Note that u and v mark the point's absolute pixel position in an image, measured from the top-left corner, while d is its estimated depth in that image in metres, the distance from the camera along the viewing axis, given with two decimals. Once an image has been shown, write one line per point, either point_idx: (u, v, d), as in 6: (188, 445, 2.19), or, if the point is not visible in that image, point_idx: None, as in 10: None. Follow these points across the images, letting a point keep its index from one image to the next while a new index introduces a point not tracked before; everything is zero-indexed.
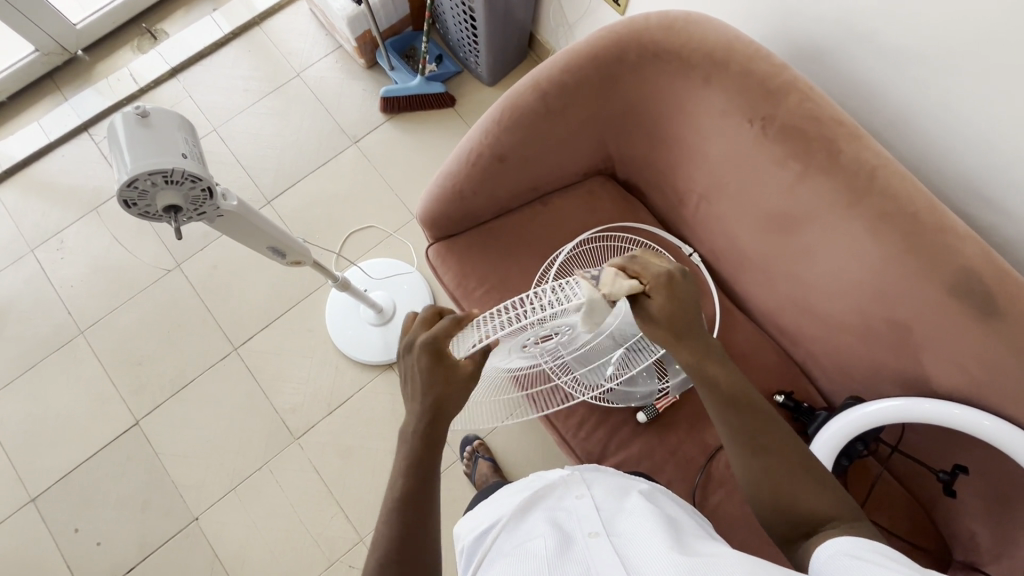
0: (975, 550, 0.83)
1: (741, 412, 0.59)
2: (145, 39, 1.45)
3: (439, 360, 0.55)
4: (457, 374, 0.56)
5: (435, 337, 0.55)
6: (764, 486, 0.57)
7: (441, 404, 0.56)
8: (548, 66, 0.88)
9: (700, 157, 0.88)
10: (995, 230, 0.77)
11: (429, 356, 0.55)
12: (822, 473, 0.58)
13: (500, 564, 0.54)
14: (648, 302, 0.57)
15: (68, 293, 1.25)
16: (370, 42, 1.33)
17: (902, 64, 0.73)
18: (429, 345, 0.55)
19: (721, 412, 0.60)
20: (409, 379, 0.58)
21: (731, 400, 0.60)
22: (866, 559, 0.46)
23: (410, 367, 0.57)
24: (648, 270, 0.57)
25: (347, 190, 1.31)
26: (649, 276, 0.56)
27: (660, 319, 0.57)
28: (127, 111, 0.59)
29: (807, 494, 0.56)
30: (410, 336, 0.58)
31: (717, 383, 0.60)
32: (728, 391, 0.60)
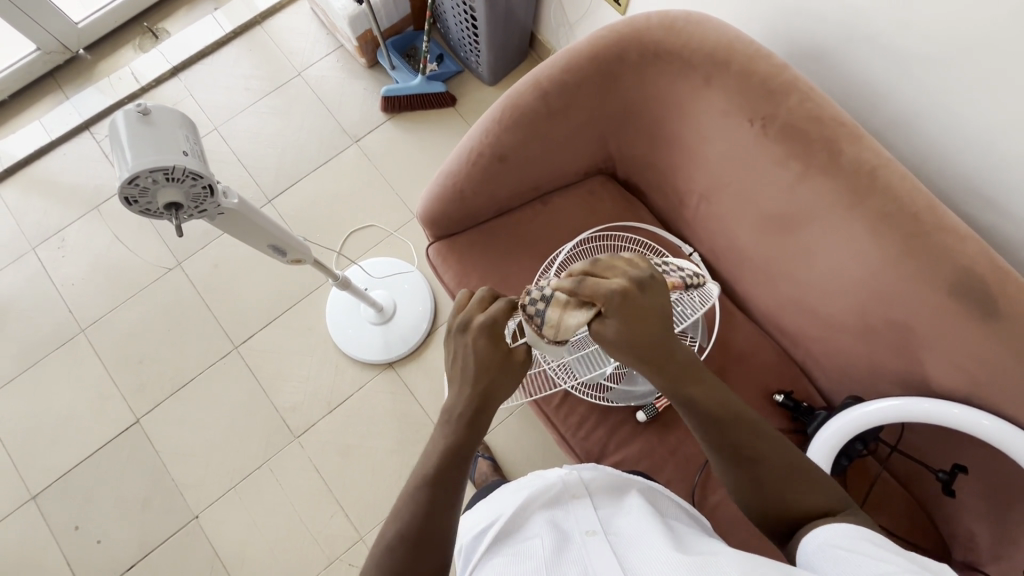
0: (974, 550, 0.83)
1: (722, 426, 0.58)
2: (146, 38, 1.45)
3: (496, 342, 0.59)
4: (511, 359, 0.60)
5: (495, 319, 0.59)
6: (756, 496, 0.57)
7: (476, 392, 0.59)
8: (549, 65, 0.88)
9: (701, 157, 0.89)
10: (995, 230, 0.77)
11: (488, 337, 0.59)
12: (818, 476, 0.57)
13: (498, 561, 0.55)
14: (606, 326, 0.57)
15: (69, 291, 1.25)
16: (371, 41, 1.34)
17: (903, 64, 0.73)
18: (488, 327, 0.59)
19: (701, 428, 0.59)
20: (458, 360, 0.60)
21: (712, 416, 0.59)
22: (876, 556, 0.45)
23: (462, 347, 0.59)
24: (597, 296, 0.55)
25: (348, 189, 1.32)
26: (601, 300, 0.55)
27: (620, 342, 0.57)
28: (129, 109, 0.60)
29: (799, 503, 0.55)
30: (464, 315, 0.60)
31: (694, 403, 0.59)
32: (707, 406, 0.59)
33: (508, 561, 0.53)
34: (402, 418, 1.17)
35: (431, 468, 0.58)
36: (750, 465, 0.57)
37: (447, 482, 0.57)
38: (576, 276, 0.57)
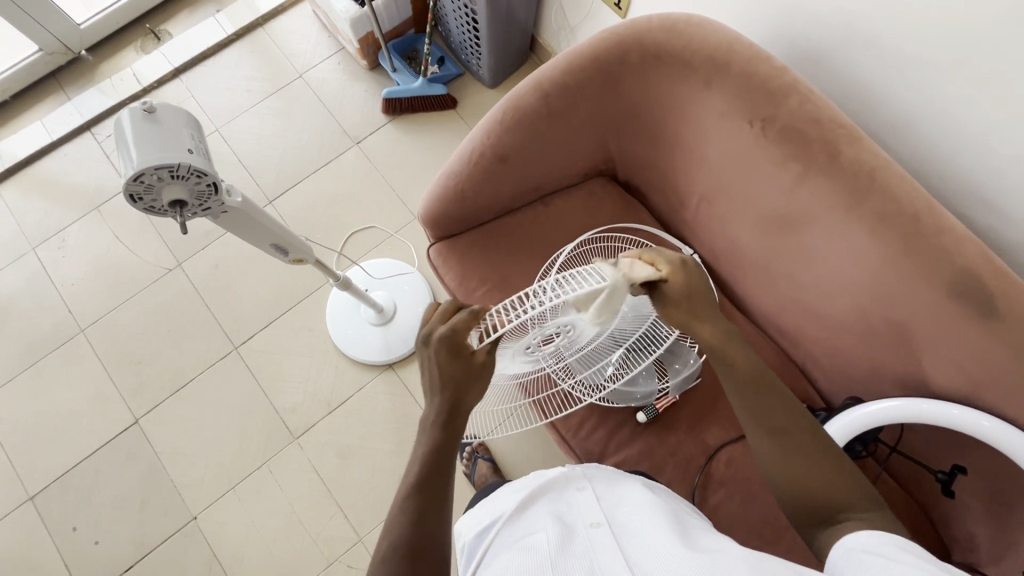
0: (974, 551, 0.83)
1: (759, 394, 0.62)
2: (148, 39, 1.46)
3: (456, 353, 0.57)
4: (474, 367, 0.58)
5: (453, 329, 0.56)
6: (780, 469, 0.59)
7: (445, 401, 0.59)
8: (550, 67, 0.89)
9: (701, 158, 0.89)
10: (994, 232, 0.78)
11: (448, 350, 0.57)
12: (842, 464, 0.59)
13: (502, 556, 0.55)
14: (657, 289, 0.62)
15: (69, 291, 1.25)
16: (373, 43, 1.34)
17: (902, 67, 0.74)
18: (447, 338, 0.56)
19: (738, 391, 0.63)
20: (426, 369, 0.59)
21: (750, 384, 0.63)
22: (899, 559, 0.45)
23: (428, 359, 0.58)
24: (659, 258, 0.62)
25: (349, 190, 1.32)
26: (662, 263, 0.62)
27: (670, 302, 0.62)
28: (134, 107, 0.60)
29: (821, 482, 0.57)
30: (428, 328, 0.60)
31: (735, 367, 0.63)
32: (747, 372, 0.63)
33: (513, 554, 0.54)
34: (402, 419, 1.17)
35: (434, 466, 0.58)
36: (779, 435, 0.60)
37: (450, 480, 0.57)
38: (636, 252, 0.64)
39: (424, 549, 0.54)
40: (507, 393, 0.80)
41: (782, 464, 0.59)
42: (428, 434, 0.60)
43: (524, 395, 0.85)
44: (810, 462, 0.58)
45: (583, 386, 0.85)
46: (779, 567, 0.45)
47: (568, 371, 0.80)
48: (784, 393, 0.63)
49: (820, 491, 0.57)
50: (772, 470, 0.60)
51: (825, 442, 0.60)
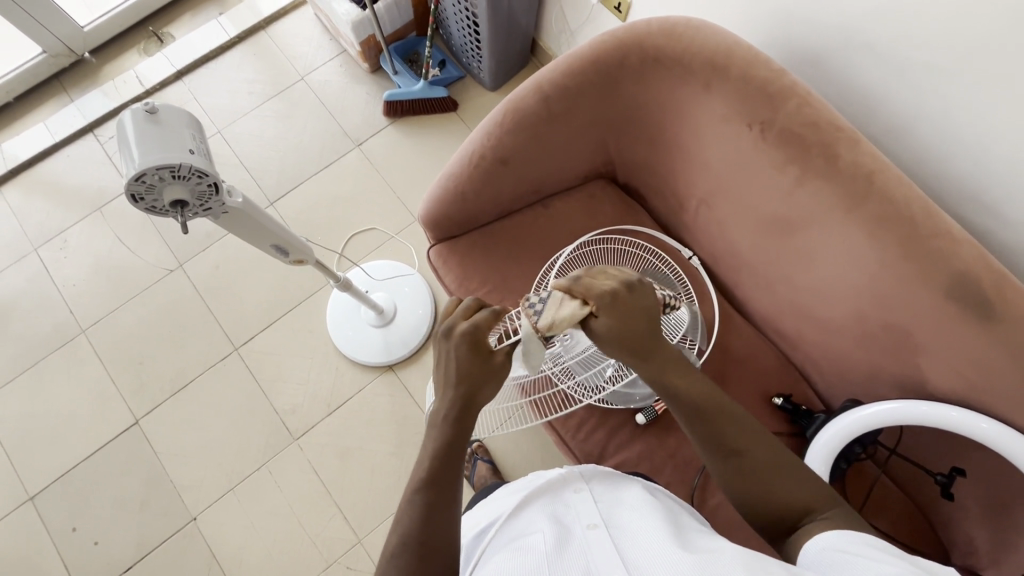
0: (973, 554, 0.83)
1: (709, 421, 0.60)
2: (152, 42, 1.47)
3: (477, 349, 0.60)
4: (492, 364, 0.61)
5: (478, 327, 0.60)
6: (740, 488, 0.58)
7: (458, 396, 0.60)
8: (549, 70, 0.89)
9: (701, 161, 0.89)
10: (992, 234, 0.78)
11: (469, 345, 0.60)
12: (803, 469, 0.58)
13: (499, 556, 0.55)
14: (595, 324, 0.61)
15: (70, 292, 1.26)
16: (374, 46, 1.35)
17: (901, 70, 0.74)
18: (470, 333, 0.60)
19: (686, 420, 0.61)
20: (443, 363, 0.61)
21: (698, 408, 0.61)
22: (865, 555, 0.46)
23: (447, 352, 0.61)
24: (590, 293, 0.61)
25: (350, 192, 1.32)
26: (591, 298, 0.61)
27: (609, 338, 0.61)
28: (137, 108, 0.60)
29: (784, 489, 0.57)
30: (448, 322, 0.62)
31: (680, 394, 0.62)
32: (694, 398, 0.61)
33: (510, 555, 0.53)
34: (401, 420, 1.17)
35: (433, 465, 0.58)
36: (734, 458, 0.59)
37: (449, 480, 0.58)
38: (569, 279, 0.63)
39: (423, 549, 0.54)
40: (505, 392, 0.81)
41: (740, 484, 0.58)
42: (429, 433, 0.60)
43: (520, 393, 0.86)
44: (766, 476, 0.57)
45: (583, 387, 0.84)
46: (774, 565, 0.45)
47: (567, 372, 0.84)
48: (735, 411, 0.61)
49: (781, 505, 0.56)
50: (732, 489, 0.59)
51: (781, 454, 0.59)
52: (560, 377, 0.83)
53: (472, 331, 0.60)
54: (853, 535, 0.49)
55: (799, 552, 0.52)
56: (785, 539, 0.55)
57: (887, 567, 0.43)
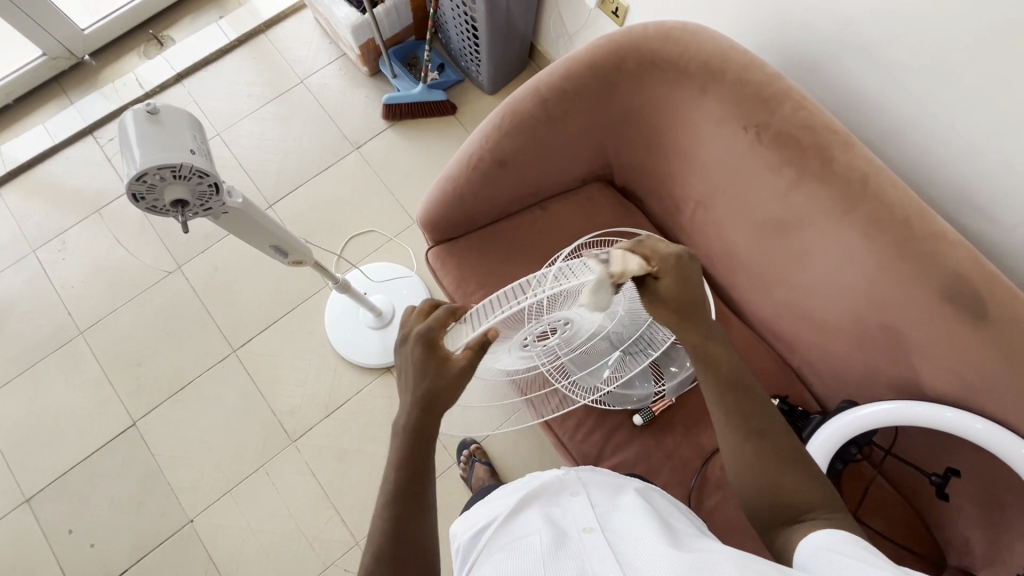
0: (969, 554, 0.83)
1: (739, 396, 0.62)
2: (151, 45, 1.47)
3: (432, 349, 0.58)
4: (449, 369, 0.57)
5: (430, 328, 0.59)
6: (751, 468, 0.59)
7: (419, 398, 0.58)
8: (548, 73, 0.90)
9: (698, 164, 0.90)
10: (985, 237, 0.79)
11: (424, 347, 0.58)
12: (813, 467, 0.60)
13: (495, 559, 0.55)
14: (657, 285, 0.60)
15: (68, 293, 1.26)
16: (374, 50, 1.36)
17: (894, 74, 0.75)
18: (424, 334, 0.58)
19: (718, 390, 0.63)
20: (403, 369, 0.60)
21: (731, 383, 0.63)
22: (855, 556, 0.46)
23: (404, 358, 0.59)
24: (656, 255, 0.60)
25: (348, 195, 1.33)
26: (656, 260, 0.59)
27: (667, 299, 0.61)
28: (138, 109, 0.61)
29: (791, 483, 0.58)
30: (406, 329, 0.61)
31: (716, 364, 0.63)
32: (727, 372, 0.63)
33: (506, 556, 0.53)
34: None
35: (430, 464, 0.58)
36: (756, 437, 0.60)
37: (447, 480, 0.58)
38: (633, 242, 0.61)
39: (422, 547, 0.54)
40: (497, 387, 0.79)
41: (753, 463, 0.59)
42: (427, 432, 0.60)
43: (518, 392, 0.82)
44: (779, 463, 0.59)
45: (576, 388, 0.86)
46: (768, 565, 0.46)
47: (563, 372, 0.82)
48: (762, 397, 0.64)
49: (786, 492, 0.57)
50: (738, 471, 0.61)
51: (795, 445, 0.61)
52: (555, 377, 0.82)
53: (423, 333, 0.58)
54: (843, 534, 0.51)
55: (794, 552, 0.53)
56: (777, 529, 0.57)
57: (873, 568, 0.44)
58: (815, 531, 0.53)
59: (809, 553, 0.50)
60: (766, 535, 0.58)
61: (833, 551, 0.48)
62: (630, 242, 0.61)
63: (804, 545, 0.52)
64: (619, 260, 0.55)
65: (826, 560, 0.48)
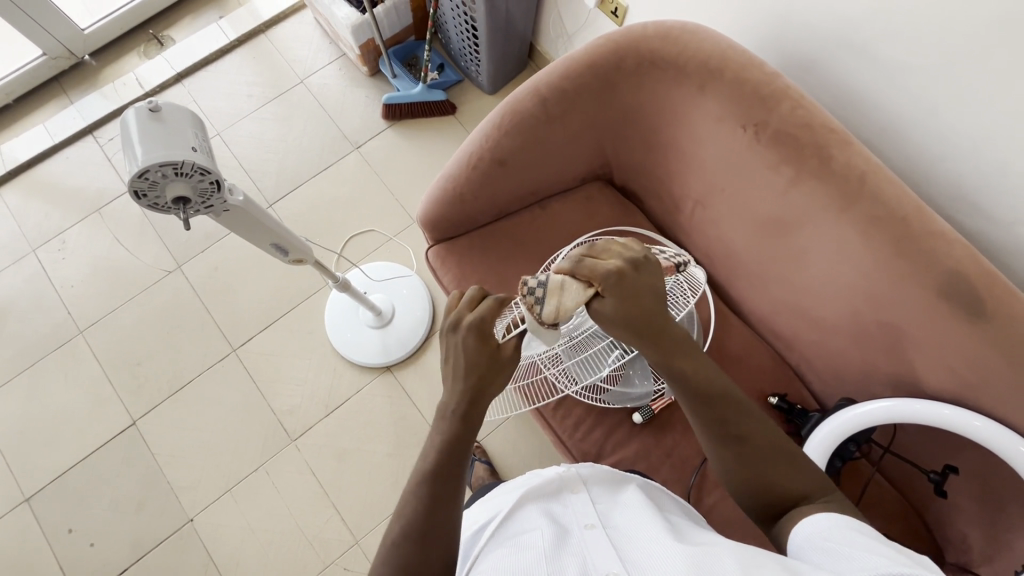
0: (966, 551, 0.84)
1: (710, 403, 0.60)
2: (151, 45, 1.48)
3: (484, 340, 0.58)
4: (502, 357, 0.59)
5: (482, 318, 0.58)
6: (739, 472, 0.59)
7: (466, 390, 0.59)
8: (547, 73, 0.90)
9: (697, 163, 0.91)
10: (981, 234, 0.79)
11: (476, 337, 0.57)
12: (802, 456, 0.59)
13: (497, 554, 0.55)
14: (601, 304, 0.58)
15: (68, 293, 1.26)
16: (374, 50, 1.36)
17: (892, 73, 0.76)
18: (477, 324, 0.57)
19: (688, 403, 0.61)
20: (449, 356, 0.59)
21: (700, 391, 0.61)
22: (848, 542, 0.47)
23: (454, 346, 0.58)
24: (595, 275, 0.57)
25: (348, 195, 1.33)
26: (597, 280, 0.57)
27: (614, 318, 0.58)
28: (140, 106, 0.61)
29: (782, 476, 0.57)
30: (454, 315, 0.59)
31: (685, 375, 0.61)
32: (696, 380, 0.61)
33: (508, 552, 0.54)
34: (399, 422, 1.17)
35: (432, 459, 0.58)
36: (735, 443, 0.59)
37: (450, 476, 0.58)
38: (574, 259, 0.59)
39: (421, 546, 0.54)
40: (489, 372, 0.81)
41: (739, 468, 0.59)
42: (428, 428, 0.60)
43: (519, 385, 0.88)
44: (765, 461, 0.58)
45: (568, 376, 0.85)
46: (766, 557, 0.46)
47: (554, 358, 0.81)
48: (736, 394, 0.61)
49: (778, 487, 0.57)
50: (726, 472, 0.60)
51: (780, 441, 0.59)
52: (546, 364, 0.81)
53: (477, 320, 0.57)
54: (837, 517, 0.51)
55: (788, 537, 0.54)
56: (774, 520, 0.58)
57: (867, 553, 0.44)
58: (813, 514, 0.53)
59: (801, 544, 0.51)
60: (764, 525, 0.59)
61: (821, 541, 0.49)
62: (569, 260, 0.59)
63: (796, 535, 0.52)
64: (556, 289, 0.58)
65: (818, 550, 0.48)
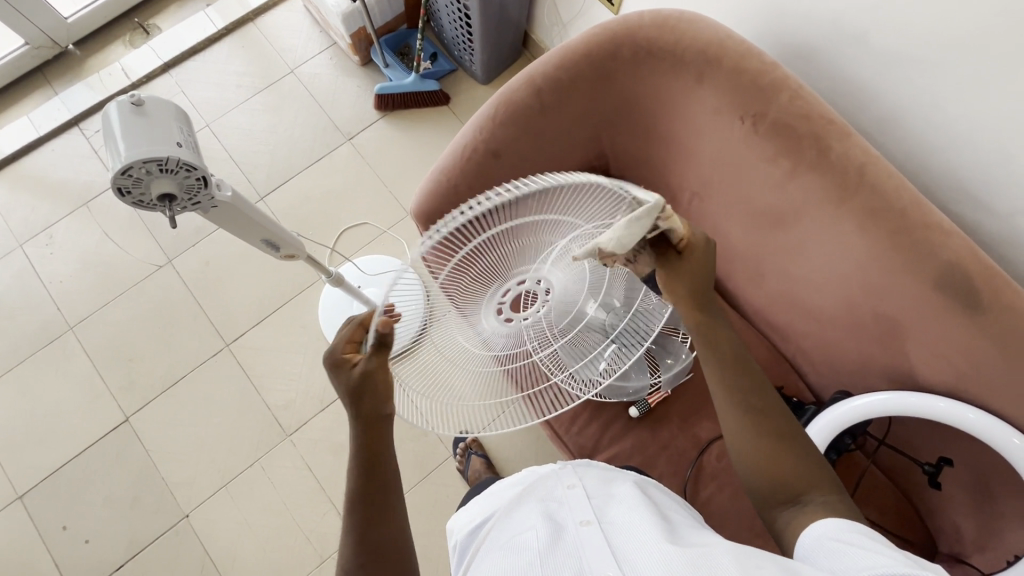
0: (959, 541, 0.84)
1: (741, 378, 0.62)
2: (137, 34, 1.44)
3: (340, 369, 0.59)
4: (350, 381, 0.57)
5: (335, 350, 0.60)
6: (749, 449, 0.59)
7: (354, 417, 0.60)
8: (542, 63, 0.88)
9: (692, 154, 0.90)
10: (980, 226, 0.78)
11: (334, 371, 0.59)
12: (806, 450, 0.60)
13: (491, 557, 0.54)
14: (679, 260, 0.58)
15: (57, 288, 1.24)
16: (365, 39, 1.34)
17: (891, 63, 0.75)
18: (330, 357, 0.60)
19: (719, 370, 0.63)
20: None
21: (735, 364, 0.63)
22: (856, 545, 0.47)
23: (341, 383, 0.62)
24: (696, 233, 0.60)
25: (341, 187, 1.32)
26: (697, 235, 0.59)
27: (682, 278, 0.59)
28: (123, 100, 0.60)
29: (779, 466, 0.58)
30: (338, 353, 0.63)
31: (719, 347, 0.63)
32: (728, 354, 0.63)
33: (502, 555, 0.53)
34: None
35: None
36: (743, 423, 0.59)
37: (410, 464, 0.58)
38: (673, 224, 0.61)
39: None
40: (490, 378, 0.74)
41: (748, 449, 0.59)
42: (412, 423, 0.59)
43: (513, 387, 0.76)
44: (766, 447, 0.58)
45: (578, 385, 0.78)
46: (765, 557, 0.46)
47: (559, 362, 0.77)
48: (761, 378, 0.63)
49: (785, 474, 0.57)
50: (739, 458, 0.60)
51: (792, 430, 0.61)
52: (550, 367, 0.76)
53: (331, 356, 0.59)
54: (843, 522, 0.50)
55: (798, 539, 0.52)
56: (777, 511, 0.57)
57: (880, 556, 0.44)
58: (819, 519, 0.52)
59: (809, 545, 0.50)
60: (765, 518, 0.58)
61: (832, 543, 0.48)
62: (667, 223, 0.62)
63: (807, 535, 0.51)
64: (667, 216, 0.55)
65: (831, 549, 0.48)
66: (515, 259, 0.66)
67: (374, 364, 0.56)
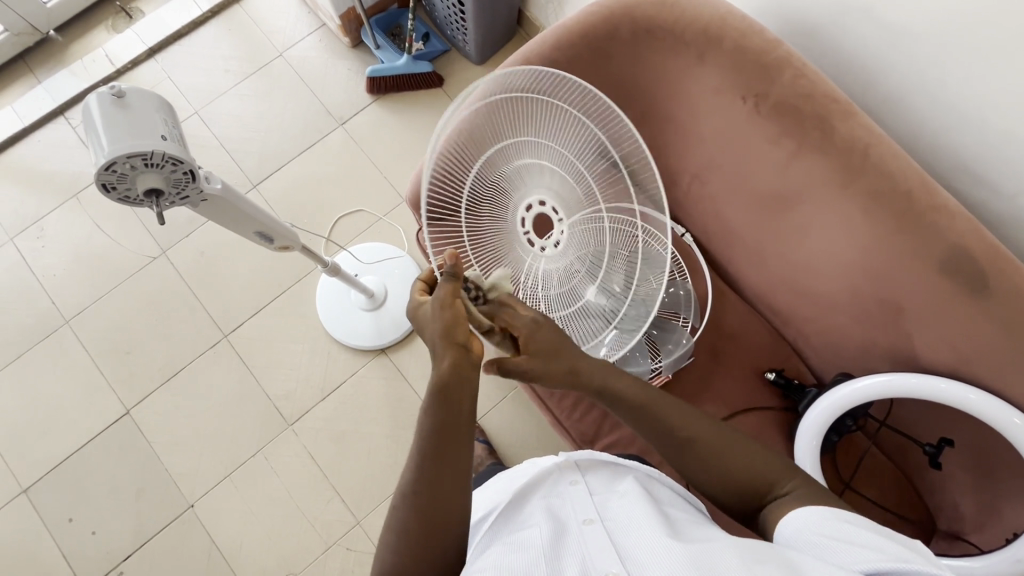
0: (958, 519, 0.85)
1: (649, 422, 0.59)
2: (120, 17, 1.41)
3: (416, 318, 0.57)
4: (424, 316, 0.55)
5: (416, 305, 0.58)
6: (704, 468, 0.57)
7: None
8: (536, 43, 0.85)
9: (693, 135, 0.88)
10: (983, 206, 0.77)
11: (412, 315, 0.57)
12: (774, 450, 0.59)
13: (494, 552, 0.53)
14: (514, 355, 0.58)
15: (51, 282, 1.23)
16: (355, 20, 1.31)
17: (897, 41, 0.73)
18: (410, 308, 0.58)
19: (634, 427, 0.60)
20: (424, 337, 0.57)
21: (640, 409, 0.59)
22: (855, 534, 0.45)
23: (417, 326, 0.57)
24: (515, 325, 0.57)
25: (335, 174, 1.29)
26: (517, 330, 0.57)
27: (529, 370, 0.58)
28: (103, 92, 0.58)
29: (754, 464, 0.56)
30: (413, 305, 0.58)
31: (622, 397, 0.60)
32: (635, 400, 0.59)
33: (503, 549, 0.52)
34: (396, 405, 1.16)
35: None
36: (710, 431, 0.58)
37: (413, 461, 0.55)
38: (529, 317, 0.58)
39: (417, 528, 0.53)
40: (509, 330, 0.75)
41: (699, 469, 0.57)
42: None
43: None
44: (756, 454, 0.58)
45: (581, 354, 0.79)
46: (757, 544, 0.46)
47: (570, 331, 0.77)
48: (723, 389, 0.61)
49: (751, 475, 0.56)
50: (683, 464, 0.59)
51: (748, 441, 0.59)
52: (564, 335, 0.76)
53: (409, 302, 0.58)
54: (835, 513, 0.48)
55: (787, 522, 0.50)
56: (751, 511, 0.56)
57: (891, 546, 0.43)
58: (799, 507, 0.50)
59: (801, 529, 0.48)
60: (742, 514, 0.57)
61: (822, 547, 0.45)
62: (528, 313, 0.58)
63: (782, 537, 0.49)
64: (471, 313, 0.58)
65: (814, 547, 0.46)
66: (529, 168, 0.76)
67: (446, 292, 0.53)
